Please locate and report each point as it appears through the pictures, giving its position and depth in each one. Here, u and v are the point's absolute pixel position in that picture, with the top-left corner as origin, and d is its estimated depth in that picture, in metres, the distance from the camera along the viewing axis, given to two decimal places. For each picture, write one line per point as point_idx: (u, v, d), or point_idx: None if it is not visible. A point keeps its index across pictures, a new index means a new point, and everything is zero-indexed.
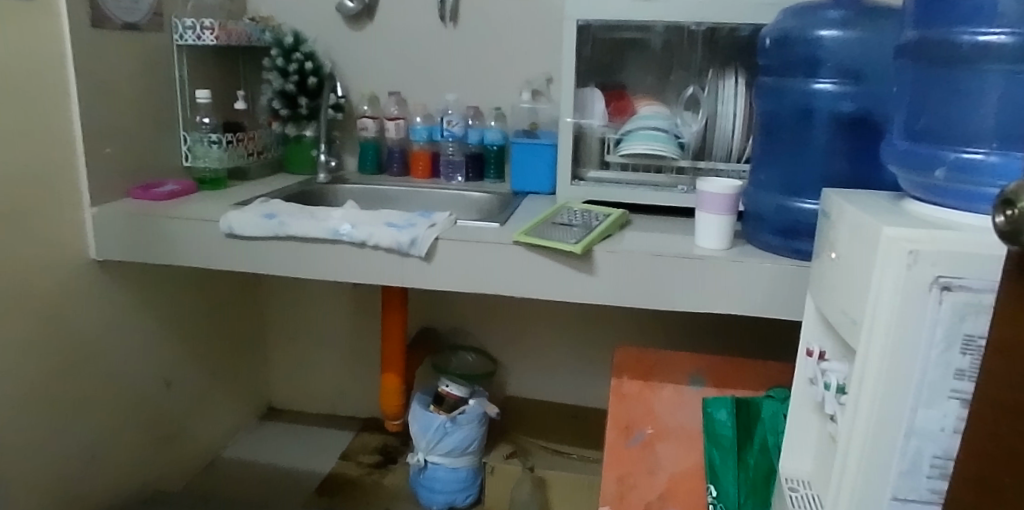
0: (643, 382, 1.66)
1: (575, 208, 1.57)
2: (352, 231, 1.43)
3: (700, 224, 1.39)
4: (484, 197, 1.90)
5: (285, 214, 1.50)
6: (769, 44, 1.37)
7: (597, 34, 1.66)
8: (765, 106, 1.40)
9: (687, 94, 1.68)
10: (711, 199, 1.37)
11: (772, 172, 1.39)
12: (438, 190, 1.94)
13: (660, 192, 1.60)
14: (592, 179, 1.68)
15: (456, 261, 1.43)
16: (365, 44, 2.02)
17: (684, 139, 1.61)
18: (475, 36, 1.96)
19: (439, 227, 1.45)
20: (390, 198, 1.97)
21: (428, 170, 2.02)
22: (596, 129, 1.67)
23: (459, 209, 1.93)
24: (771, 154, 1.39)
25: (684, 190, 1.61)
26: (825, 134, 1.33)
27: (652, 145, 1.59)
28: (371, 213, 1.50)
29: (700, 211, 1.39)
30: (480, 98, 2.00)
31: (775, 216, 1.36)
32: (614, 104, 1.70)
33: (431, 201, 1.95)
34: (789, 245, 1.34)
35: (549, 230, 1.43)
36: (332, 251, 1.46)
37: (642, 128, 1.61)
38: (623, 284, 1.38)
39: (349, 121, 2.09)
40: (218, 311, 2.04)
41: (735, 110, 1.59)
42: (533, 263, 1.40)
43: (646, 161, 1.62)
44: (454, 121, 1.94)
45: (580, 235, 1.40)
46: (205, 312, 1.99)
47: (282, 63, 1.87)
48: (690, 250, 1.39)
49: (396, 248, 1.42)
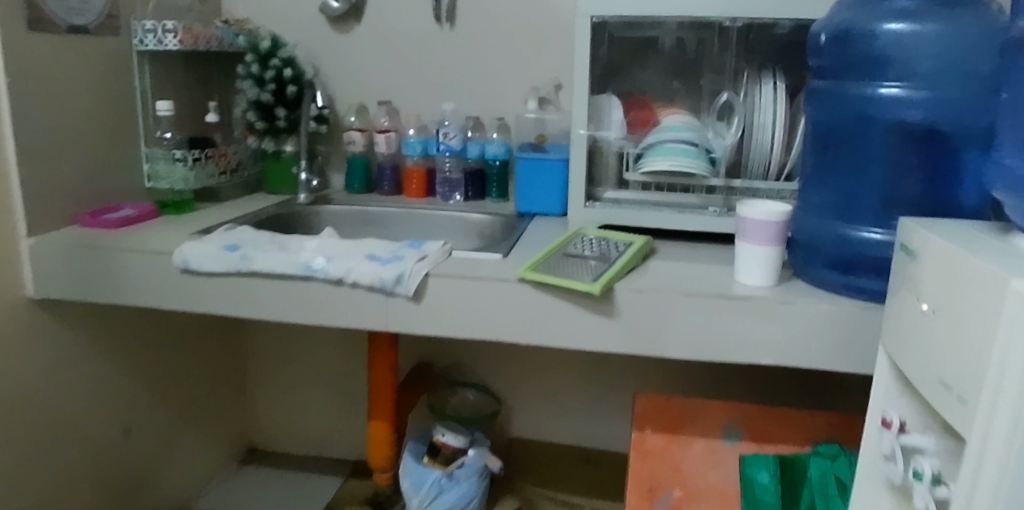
0: (669, 436, 1.43)
1: (589, 236, 1.35)
2: (327, 266, 1.21)
3: (743, 256, 1.16)
4: (486, 220, 1.69)
5: (250, 245, 1.28)
6: (824, 41, 1.14)
7: (614, 33, 1.43)
8: (817, 116, 1.18)
9: (721, 100, 1.44)
10: (756, 227, 1.14)
11: (826, 193, 1.17)
12: (432, 212, 1.72)
13: (688, 216, 1.39)
14: (609, 199, 1.46)
15: (450, 302, 1.20)
16: (351, 49, 1.81)
17: (716, 153, 1.39)
18: (475, 39, 1.75)
19: (430, 259, 1.23)
20: (380, 221, 1.75)
21: (423, 189, 1.80)
22: (615, 142, 1.45)
23: (458, 233, 1.72)
24: (825, 172, 1.17)
25: (717, 214, 1.39)
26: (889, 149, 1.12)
27: (680, 160, 1.36)
28: (353, 243, 1.29)
29: (742, 241, 1.16)
30: (481, 108, 1.78)
31: (830, 247, 1.13)
32: (635, 112, 1.47)
33: (426, 224, 1.74)
34: (850, 282, 1.10)
35: (559, 265, 1.20)
36: (304, 290, 1.24)
37: (667, 141, 1.39)
38: (650, 329, 1.16)
39: (335, 134, 1.87)
40: (190, 349, 1.83)
41: (777, 122, 1.36)
42: (542, 304, 1.18)
43: (671, 180, 1.41)
44: (451, 134, 1.71)
45: (597, 271, 1.17)
46: (175, 350, 1.77)
47: (258, 70, 1.67)
48: (729, 288, 1.16)
49: (379, 286, 1.20)
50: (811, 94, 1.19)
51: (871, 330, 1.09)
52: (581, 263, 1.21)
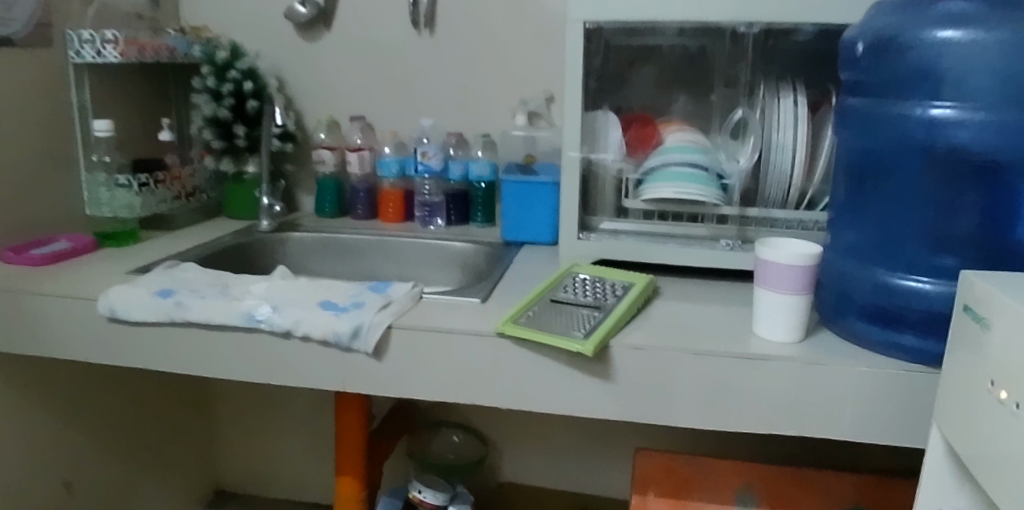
0: (676, 501, 1.25)
1: (583, 275, 1.17)
2: (273, 317, 1.03)
3: (763, 304, 1.00)
4: (469, 248, 1.51)
5: (187, 289, 1.10)
6: (862, 52, 0.98)
7: (611, 41, 1.25)
8: (852, 140, 1.01)
9: (734, 119, 1.26)
10: (774, 273, 0.97)
11: (862, 231, 1.00)
12: (410, 240, 1.54)
13: (697, 251, 1.21)
14: (606, 230, 1.28)
15: (418, 359, 1.02)
16: (321, 60, 1.64)
17: (728, 180, 1.22)
18: (458, 47, 1.57)
19: (394, 308, 1.04)
20: (353, 250, 1.57)
21: (401, 213, 1.63)
22: (613, 165, 1.26)
23: (439, 264, 1.54)
24: (860, 205, 1.00)
25: (729, 248, 1.21)
26: (934, 179, 0.94)
27: (687, 187, 1.19)
28: (307, 287, 1.11)
29: (761, 287, 0.99)
30: (464, 123, 1.61)
31: (868, 296, 0.96)
32: (635, 130, 1.30)
33: (403, 253, 1.56)
34: (888, 339, 0.94)
35: (546, 317, 1.02)
36: (248, 344, 1.06)
37: (671, 164, 1.21)
38: (651, 392, 0.98)
39: (304, 152, 1.70)
40: (145, 389, 1.66)
41: (796, 141, 1.18)
42: (526, 362, 1.00)
43: (677, 208, 1.23)
44: (430, 153, 1.53)
45: (590, 326, 0.99)
46: (126, 392, 1.60)
47: (215, 83, 1.50)
48: (745, 345, 0.98)
49: (333, 341, 1.02)
50: (844, 114, 1.03)
51: (912, 394, 0.93)
52: (571, 314, 1.03)
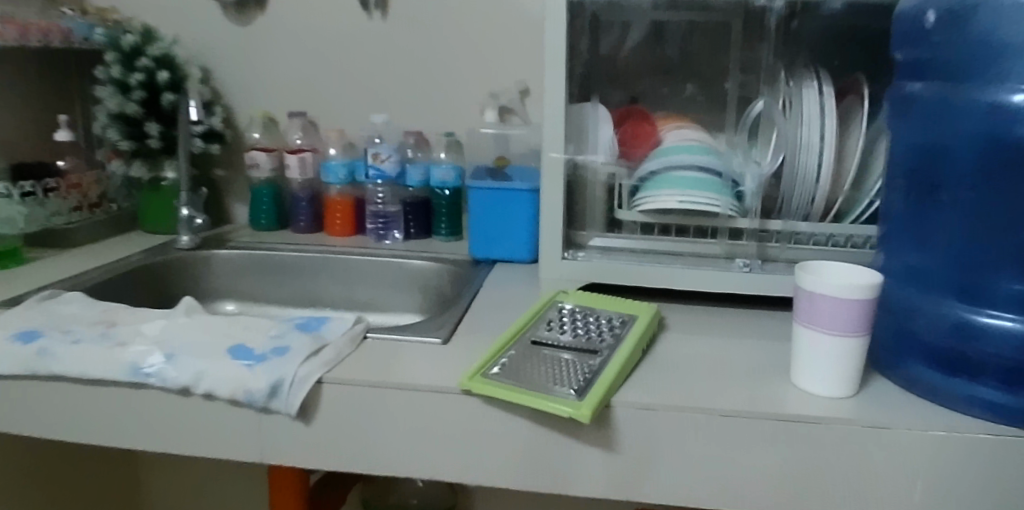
0: None
1: (570, 306, 0.94)
2: (165, 369, 0.79)
3: (807, 349, 0.78)
4: (430, 266, 1.26)
5: (58, 330, 0.85)
6: (933, 22, 0.76)
7: (601, 16, 1.02)
8: (911, 136, 0.79)
9: (755, 111, 1.03)
10: (826, 312, 0.75)
11: (929, 253, 0.78)
12: (361, 258, 1.29)
13: (708, 273, 0.99)
14: (596, 248, 1.05)
15: (358, 422, 0.78)
16: (254, 47, 1.39)
17: (744, 187, 1.01)
18: (417, 31, 1.33)
19: (327, 354, 0.80)
20: (293, 270, 1.32)
21: (349, 225, 1.39)
22: (603, 169, 1.04)
23: (396, 286, 1.29)
24: (925, 220, 0.78)
25: (747, 270, 0.99)
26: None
27: (695, 193, 0.99)
28: (216, 327, 0.86)
29: (805, 328, 0.77)
30: (424, 121, 1.37)
31: (941, 338, 0.76)
32: (628, 126, 1.07)
33: (353, 274, 1.30)
34: (967, 392, 0.74)
35: (524, 366, 0.79)
36: (134, 403, 0.81)
37: (673, 169, 1.01)
38: (665, 462, 0.76)
39: (236, 154, 1.45)
40: (59, 449, 1.35)
41: (825, 140, 0.96)
42: (502, 427, 0.76)
43: (682, 221, 1.02)
44: (383, 155, 1.29)
45: (583, 381, 0.76)
46: (38, 456, 1.29)
47: (120, 72, 1.25)
48: (785, 402, 0.76)
49: (244, 401, 0.77)
50: (900, 102, 0.81)
51: (996, 464, 0.72)
52: (554, 364, 0.80)
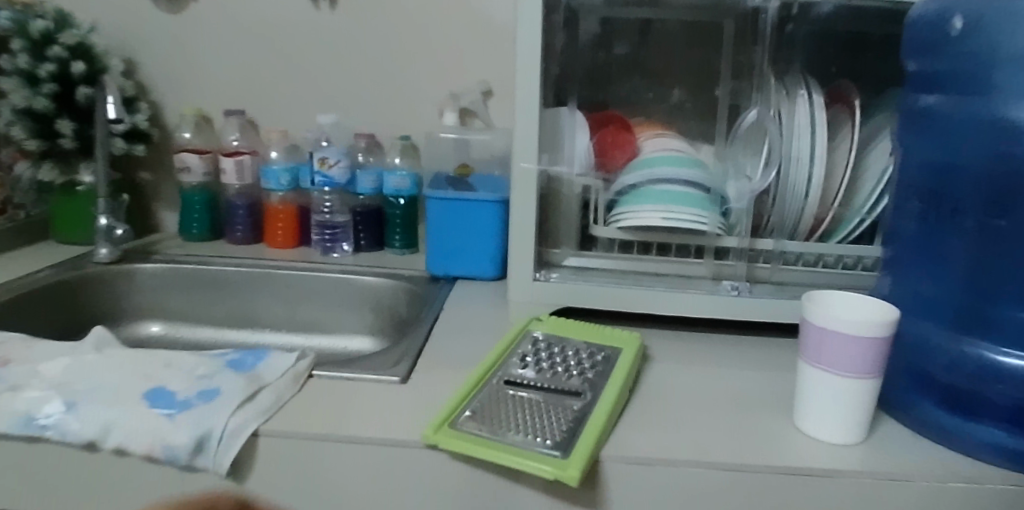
0: None
1: (543, 336, 0.84)
2: (66, 420, 0.66)
3: (813, 391, 0.69)
4: (382, 283, 1.14)
5: None
6: (959, 29, 0.68)
7: (579, 13, 0.92)
8: (925, 154, 0.71)
9: (748, 119, 0.94)
10: (838, 352, 0.66)
11: (947, 283, 0.70)
12: (305, 273, 1.16)
13: (694, 296, 0.90)
14: (570, 267, 0.95)
15: (303, 483, 0.66)
16: (187, 37, 1.25)
17: (731, 203, 0.92)
18: (369, 24, 1.21)
19: (263, 400, 0.69)
20: (229, 287, 1.18)
21: (293, 236, 1.26)
22: (578, 180, 0.94)
23: (344, 305, 1.17)
24: (944, 247, 0.70)
25: (735, 293, 0.90)
26: None
27: (680, 210, 0.90)
28: (132, 365, 0.73)
29: (813, 368, 0.68)
30: (377, 123, 1.25)
31: (960, 379, 0.67)
32: (605, 134, 0.98)
33: (296, 291, 1.17)
34: (971, 434, 0.66)
35: (493, 414, 0.68)
36: (26, 462, 0.67)
37: (654, 182, 0.92)
38: None
39: (164, 156, 1.31)
40: None
41: (815, 152, 0.88)
42: (473, 486, 0.65)
43: (664, 238, 0.93)
44: (331, 160, 1.17)
45: (564, 431, 0.66)
46: None
47: (27, 62, 1.09)
48: (792, 449, 0.67)
49: (162, 458, 0.64)
50: (914, 117, 0.73)
51: None
52: (528, 410, 0.69)
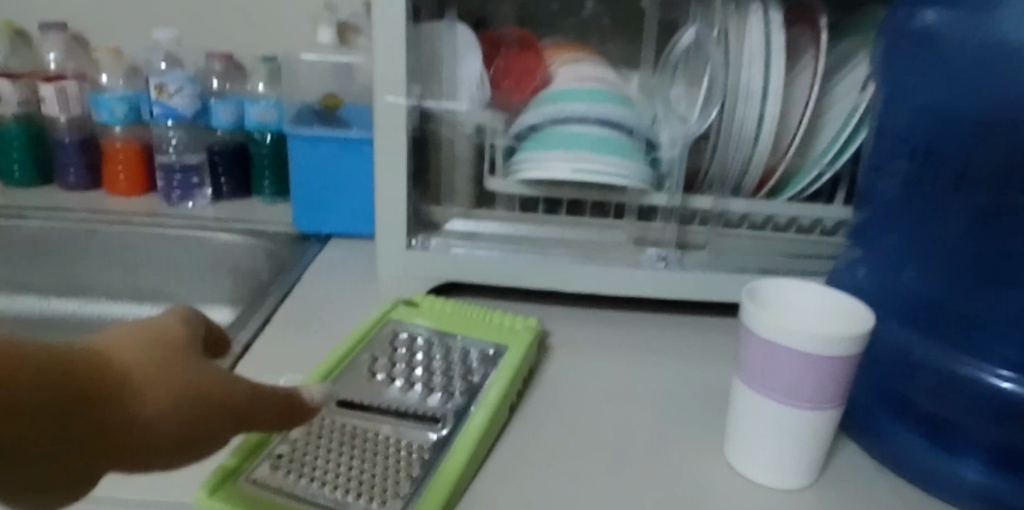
0: None
1: (409, 338, 0.65)
2: None
3: (754, 424, 0.50)
4: (238, 241, 0.93)
5: None
6: None
7: None
8: (922, 97, 0.51)
9: (687, 39, 0.72)
10: (792, 375, 0.47)
11: (938, 272, 0.51)
12: (145, 229, 0.94)
13: (608, 269, 0.70)
14: (456, 233, 0.75)
15: None
16: None
17: (663, 149, 0.72)
18: None
19: None
20: (50, 247, 0.95)
21: (141, 180, 1.03)
22: (466, 120, 0.73)
23: (195, 268, 0.95)
24: (940, 226, 0.51)
25: (662, 265, 0.71)
26: None
27: (597, 158, 0.69)
28: None
29: (757, 394, 0.49)
30: (240, 43, 1.03)
31: (944, 408, 0.50)
32: (504, 59, 0.75)
33: (136, 251, 0.95)
34: (959, 482, 0.49)
35: (309, 465, 0.49)
36: None
37: (565, 123, 0.70)
38: None
39: None
40: None
41: (769, 85, 0.68)
42: None
43: (579, 194, 0.73)
44: (172, 88, 0.93)
45: (405, 491, 0.47)
46: None
47: None
48: (715, 498, 0.50)
49: None
50: (909, 43, 0.52)
51: None
52: (361, 453, 0.51)
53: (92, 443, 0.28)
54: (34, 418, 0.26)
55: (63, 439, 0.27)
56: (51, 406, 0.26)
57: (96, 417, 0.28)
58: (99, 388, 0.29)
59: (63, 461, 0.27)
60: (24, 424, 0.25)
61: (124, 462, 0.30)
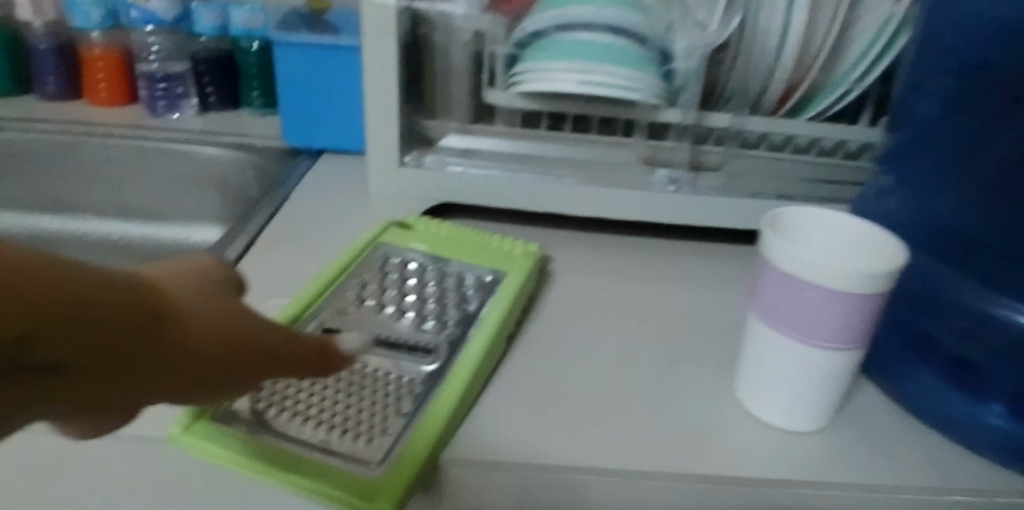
0: None
1: (400, 262, 0.61)
2: None
3: (768, 362, 0.47)
4: (226, 156, 0.88)
5: None
6: None
7: None
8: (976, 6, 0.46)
9: None
10: (812, 311, 0.44)
11: (980, 205, 0.48)
12: (127, 142, 0.89)
13: (615, 191, 0.66)
14: (453, 150, 0.70)
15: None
16: None
17: (677, 60, 0.66)
18: None
19: None
20: (30, 160, 0.90)
21: (124, 91, 0.97)
22: (464, 26, 0.67)
23: (182, 183, 0.90)
24: (985, 155, 0.47)
25: (673, 188, 0.66)
26: None
27: (605, 68, 0.63)
28: None
29: (772, 330, 0.46)
30: None
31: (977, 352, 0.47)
32: None
33: (118, 165, 0.90)
34: (981, 429, 0.45)
35: (293, 398, 0.46)
36: None
37: (572, 31, 0.64)
38: None
39: None
40: None
41: None
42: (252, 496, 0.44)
43: (585, 110, 0.67)
44: None
45: (393, 428, 0.45)
46: None
47: None
48: (722, 438, 0.47)
49: None
50: None
51: None
52: (349, 386, 0.48)
53: (135, 373, 0.25)
54: (87, 337, 0.23)
55: (123, 364, 0.24)
56: (104, 327, 0.23)
57: (144, 346, 0.25)
58: (154, 318, 0.26)
59: (121, 388, 0.25)
60: (73, 343, 0.22)
61: (171, 393, 0.27)
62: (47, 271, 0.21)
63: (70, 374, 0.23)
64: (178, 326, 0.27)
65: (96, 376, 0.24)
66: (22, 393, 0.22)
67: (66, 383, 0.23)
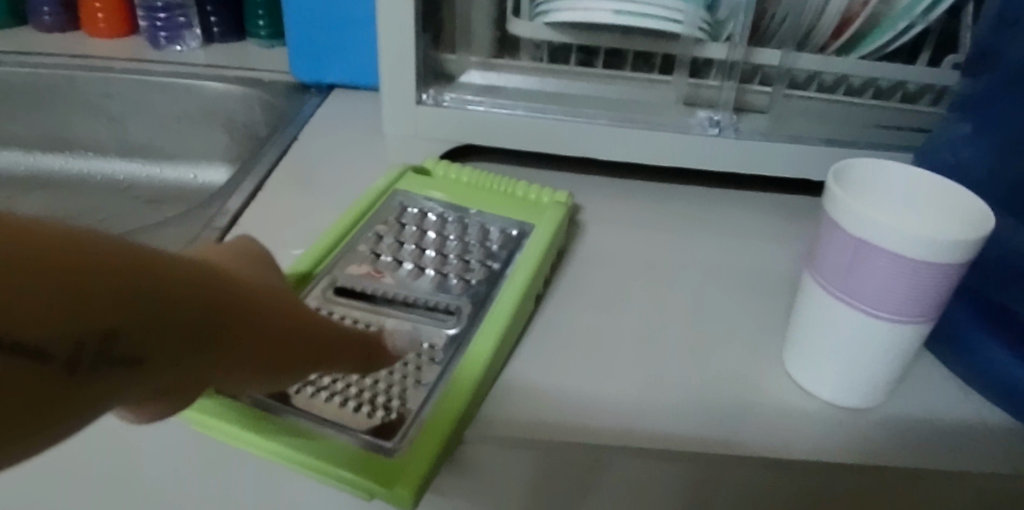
0: None
1: (417, 212, 0.56)
2: None
3: (828, 334, 0.43)
4: (231, 91, 0.82)
5: None
6: None
7: None
8: None
9: None
10: (883, 282, 0.39)
11: None
12: (127, 76, 0.84)
13: (651, 134, 0.60)
14: (475, 86, 0.65)
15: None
16: None
17: None
18: None
19: None
20: (27, 96, 0.85)
21: (122, 21, 0.91)
22: None
23: (186, 120, 0.85)
24: None
25: (715, 131, 0.60)
26: None
27: None
28: None
29: (837, 302, 0.41)
30: None
31: None
32: None
33: (120, 101, 0.85)
34: None
35: None
36: None
37: None
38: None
39: None
40: None
41: None
42: (263, 471, 0.41)
43: (619, 44, 0.61)
44: None
45: (410, 405, 0.41)
46: None
47: None
48: (773, 413, 0.43)
49: None
50: None
51: None
52: None
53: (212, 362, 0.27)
54: (178, 328, 0.25)
55: (204, 352, 0.27)
56: (193, 319, 0.26)
57: (223, 336, 0.27)
58: (233, 312, 0.28)
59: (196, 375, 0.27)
60: (166, 334, 0.25)
61: (231, 374, 0.29)
62: (147, 267, 0.24)
63: (148, 364, 0.25)
64: (252, 318, 0.29)
65: (167, 365, 0.25)
66: (122, 383, 0.24)
67: (144, 374, 0.25)
